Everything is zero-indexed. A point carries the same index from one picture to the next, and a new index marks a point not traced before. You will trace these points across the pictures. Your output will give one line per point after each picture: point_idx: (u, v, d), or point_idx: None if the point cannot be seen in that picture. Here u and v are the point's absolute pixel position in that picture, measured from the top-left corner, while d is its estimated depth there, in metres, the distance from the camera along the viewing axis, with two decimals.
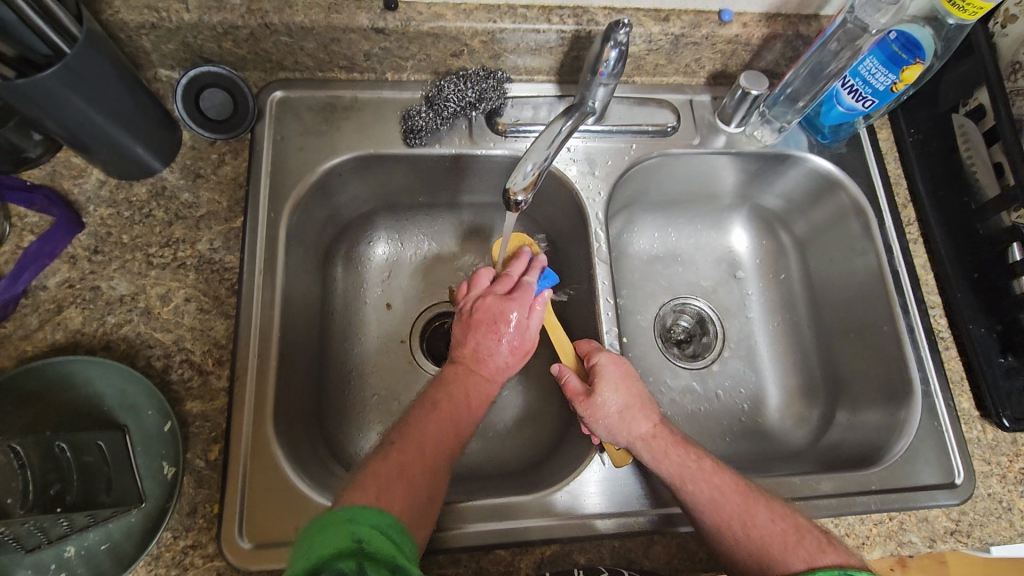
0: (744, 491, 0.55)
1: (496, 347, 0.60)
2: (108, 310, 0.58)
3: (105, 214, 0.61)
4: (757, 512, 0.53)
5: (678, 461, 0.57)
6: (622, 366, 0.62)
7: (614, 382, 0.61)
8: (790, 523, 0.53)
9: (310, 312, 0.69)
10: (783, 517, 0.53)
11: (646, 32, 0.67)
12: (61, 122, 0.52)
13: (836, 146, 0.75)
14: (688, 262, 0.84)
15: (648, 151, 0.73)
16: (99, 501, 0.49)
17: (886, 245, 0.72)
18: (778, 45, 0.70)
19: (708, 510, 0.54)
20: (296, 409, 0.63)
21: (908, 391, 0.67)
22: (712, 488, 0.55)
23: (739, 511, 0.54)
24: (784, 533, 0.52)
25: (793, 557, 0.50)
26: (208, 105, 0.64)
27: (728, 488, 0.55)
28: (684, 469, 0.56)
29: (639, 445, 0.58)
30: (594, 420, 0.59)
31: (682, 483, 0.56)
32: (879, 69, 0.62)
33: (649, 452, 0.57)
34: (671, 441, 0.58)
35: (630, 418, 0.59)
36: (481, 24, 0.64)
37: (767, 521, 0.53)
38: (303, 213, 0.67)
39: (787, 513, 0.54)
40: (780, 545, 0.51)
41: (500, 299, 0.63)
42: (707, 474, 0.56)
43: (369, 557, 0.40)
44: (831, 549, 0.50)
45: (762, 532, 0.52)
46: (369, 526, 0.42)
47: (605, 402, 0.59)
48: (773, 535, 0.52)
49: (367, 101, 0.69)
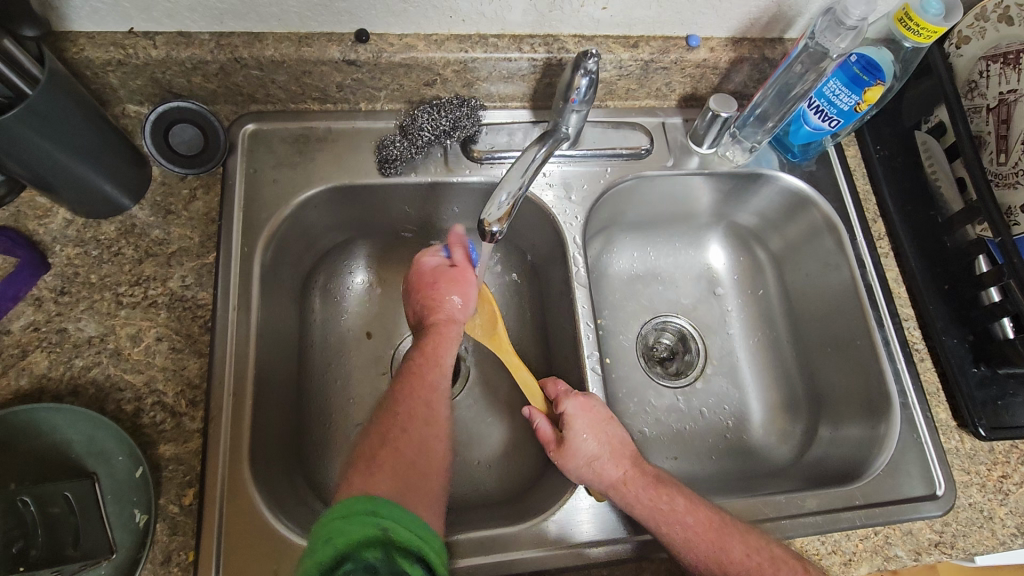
0: (719, 527, 0.55)
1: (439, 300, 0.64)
2: (76, 353, 0.56)
3: (72, 253, 0.60)
4: (733, 547, 0.54)
5: (650, 505, 0.56)
6: (592, 412, 0.61)
7: (584, 429, 0.60)
8: (766, 556, 0.53)
9: (287, 344, 0.67)
10: (758, 552, 0.53)
11: (616, 58, 0.68)
12: (25, 163, 0.51)
13: (806, 164, 0.76)
14: (667, 280, 0.84)
15: (624, 174, 0.73)
16: (66, 555, 0.47)
17: (858, 259, 0.73)
18: (745, 68, 0.71)
19: (683, 552, 0.54)
20: (274, 446, 0.61)
21: (887, 402, 0.68)
22: (687, 530, 0.54)
23: (716, 548, 0.53)
24: (760, 567, 0.52)
25: None
26: (178, 141, 0.63)
27: (702, 527, 0.55)
28: (657, 514, 0.55)
29: (612, 491, 0.57)
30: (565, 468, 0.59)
31: (657, 528, 0.55)
32: (842, 90, 0.64)
33: (621, 500, 0.57)
34: (644, 484, 0.57)
35: (602, 466, 0.58)
36: (452, 54, 0.64)
37: (744, 558, 0.53)
38: (278, 245, 0.66)
39: (762, 545, 0.54)
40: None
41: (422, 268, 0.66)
42: (681, 516, 0.55)
43: (397, 550, 0.41)
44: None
45: (740, 567, 0.53)
46: (395, 518, 0.43)
47: (575, 451, 0.59)
48: (750, 570, 0.52)
49: (341, 132, 0.69)
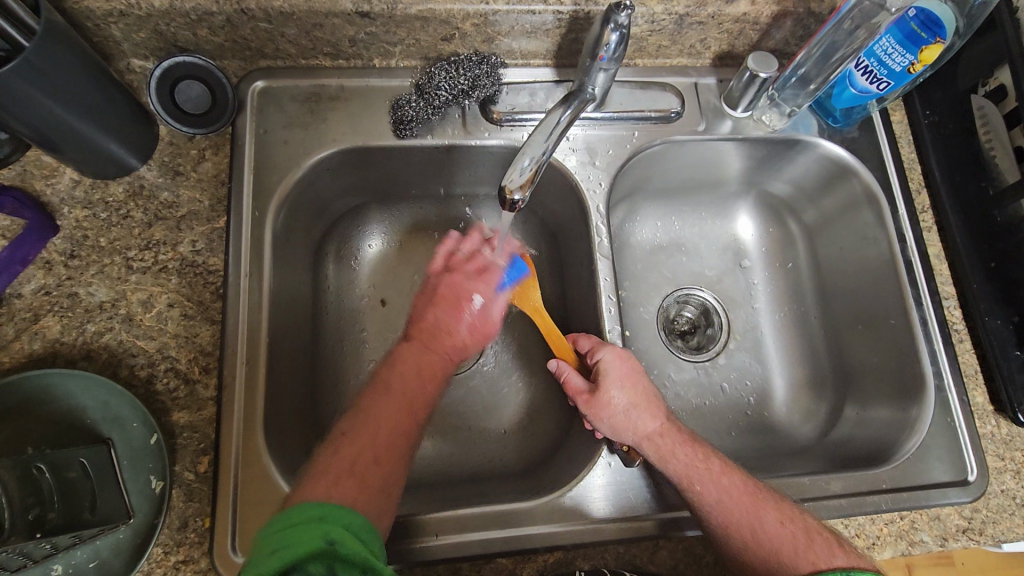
0: (752, 492, 0.54)
1: (452, 328, 0.59)
2: (87, 318, 0.55)
3: (80, 215, 0.58)
4: (766, 514, 0.52)
5: (684, 460, 0.55)
6: (628, 362, 0.59)
7: (620, 378, 0.58)
8: (799, 527, 0.52)
9: (301, 311, 0.66)
10: (792, 523, 0.52)
11: (649, 12, 0.63)
12: (28, 121, 0.49)
13: (847, 130, 0.71)
14: (692, 250, 0.81)
15: (652, 138, 0.69)
16: (83, 519, 0.47)
17: (898, 234, 0.69)
18: (789, 23, 0.66)
19: (713, 510, 0.53)
20: (289, 414, 0.61)
21: (921, 383, 0.65)
22: (720, 489, 0.54)
23: (749, 513, 0.52)
24: (793, 538, 0.51)
25: (802, 562, 0.49)
26: (184, 98, 0.61)
27: (734, 489, 0.54)
28: (692, 469, 0.54)
29: (644, 444, 0.56)
30: (597, 419, 0.57)
31: (690, 484, 0.54)
32: (895, 49, 0.60)
33: (654, 453, 0.55)
34: (678, 439, 0.56)
35: (637, 417, 0.57)
36: (472, 6, 0.60)
37: (776, 527, 0.51)
38: (290, 209, 0.64)
39: (796, 515, 0.53)
40: (790, 552, 0.50)
41: (470, 278, 0.63)
42: (714, 474, 0.54)
43: (340, 559, 0.38)
44: (841, 552, 0.50)
45: (771, 535, 0.51)
46: (341, 527, 0.41)
47: (611, 400, 0.57)
48: (782, 538, 0.51)
49: (353, 90, 0.66)
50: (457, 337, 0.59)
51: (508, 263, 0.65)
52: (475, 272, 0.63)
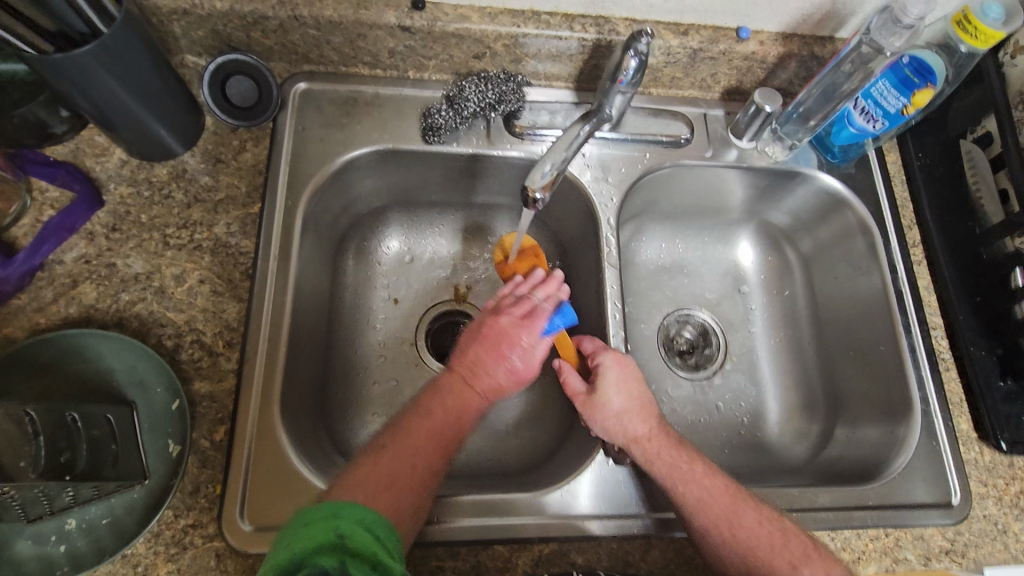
0: (733, 493, 0.56)
1: (491, 372, 0.58)
2: (123, 287, 0.58)
3: (124, 192, 0.62)
4: (745, 514, 0.55)
5: (669, 462, 0.57)
6: (626, 369, 0.63)
7: (617, 384, 0.62)
8: (776, 527, 0.54)
9: (320, 299, 0.69)
10: (770, 522, 0.54)
11: (665, 44, 0.68)
12: (92, 98, 0.53)
13: (845, 166, 0.76)
14: (694, 273, 0.85)
15: (661, 161, 0.74)
16: (104, 474, 0.49)
17: (890, 266, 0.73)
18: (793, 64, 0.71)
19: (696, 510, 0.55)
20: (302, 395, 0.63)
21: (908, 407, 0.68)
22: (701, 490, 0.56)
23: (728, 514, 0.54)
24: (770, 537, 0.53)
25: (777, 559, 0.52)
26: (234, 92, 0.65)
27: (717, 490, 0.56)
28: (675, 472, 0.57)
29: (633, 446, 0.59)
30: (592, 417, 0.61)
31: (674, 486, 0.56)
32: (890, 92, 0.64)
33: (642, 455, 0.58)
34: (666, 444, 0.59)
35: (628, 421, 0.60)
36: (505, 28, 0.65)
37: (756, 527, 0.54)
38: (319, 202, 0.68)
39: (774, 517, 0.55)
40: (767, 551, 0.53)
41: (518, 322, 0.61)
42: (697, 475, 0.56)
43: (351, 556, 0.40)
44: (814, 556, 0.52)
45: (749, 533, 0.54)
46: (352, 522, 0.42)
47: (606, 403, 0.61)
48: (760, 537, 0.53)
49: (387, 98, 0.70)
50: (493, 383, 0.58)
51: (555, 309, 0.64)
52: (522, 315, 0.62)
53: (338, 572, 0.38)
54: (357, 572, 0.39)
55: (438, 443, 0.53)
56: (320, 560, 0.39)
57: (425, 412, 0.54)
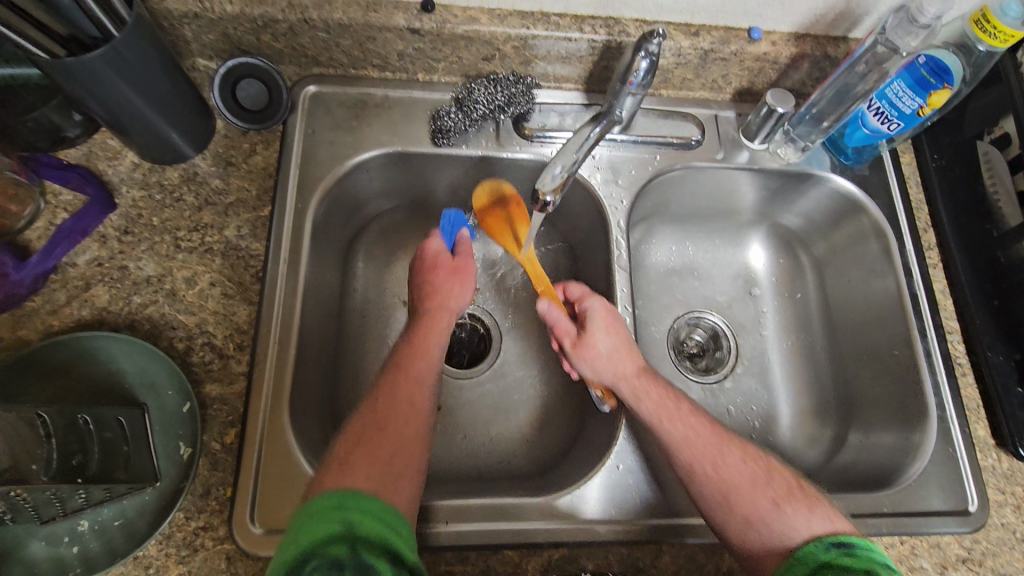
0: (719, 434, 0.58)
1: (438, 296, 0.65)
2: (134, 290, 0.59)
3: (136, 196, 0.62)
4: (730, 453, 0.56)
5: (655, 400, 0.59)
6: (611, 316, 0.63)
7: (605, 326, 0.63)
8: (760, 466, 0.56)
9: (330, 301, 0.69)
10: (753, 460, 0.56)
11: (676, 45, 0.68)
12: (103, 101, 0.53)
13: (858, 168, 0.75)
14: (704, 276, 0.84)
15: (672, 163, 0.73)
16: (116, 476, 0.49)
17: (906, 269, 0.72)
18: (806, 65, 0.71)
19: (681, 446, 0.56)
20: (312, 398, 0.63)
21: (924, 413, 0.67)
22: (687, 428, 0.57)
23: (713, 452, 0.56)
24: (754, 475, 0.55)
25: (762, 496, 0.54)
26: (244, 96, 0.65)
27: (702, 430, 0.57)
28: (661, 409, 0.58)
29: (621, 383, 0.61)
30: (580, 356, 0.63)
31: (660, 421, 0.58)
32: (906, 92, 0.63)
33: (630, 391, 0.60)
34: (652, 384, 0.60)
35: (617, 360, 0.62)
36: (514, 30, 0.65)
37: (739, 464, 0.56)
38: (329, 205, 0.68)
39: (757, 456, 0.57)
40: (749, 487, 0.54)
41: (426, 262, 0.67)
42: (683, 413, 0.58)
43: (362, 543, 0.40)
44: (799, 495, 0.54)
45: (733, 471, 0.55)
46: (358, 510, 0.42)
47: (595, 344, 0.62)
48: (745, 476, 0.55)
49: (396, 100, 0.70)
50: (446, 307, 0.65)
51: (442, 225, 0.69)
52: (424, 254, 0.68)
53: (354, 560, 0.38)
54: (375, 560, 0.38)
55: (414, 389, 0.55)
56: (332, 549, 0.38)
57: (395, 375, 0.56)
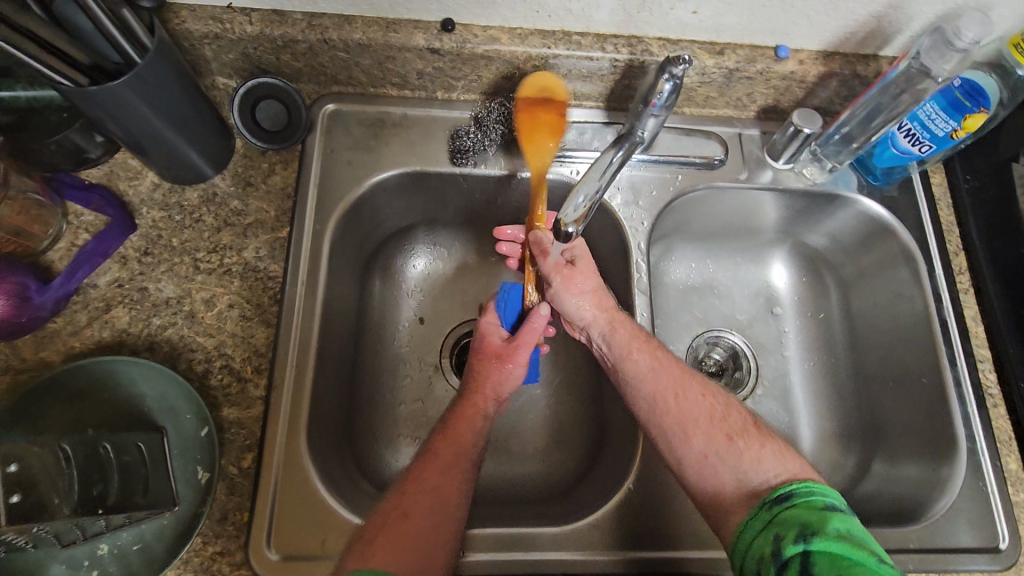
0: (685, 373, 0.59)
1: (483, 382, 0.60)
2: (154, 312, 0.59)
3: (156, 216, 0.62)
4: (690, 389, 0.57)
5: (626, 337, 0.61)
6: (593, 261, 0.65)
7: (589, 271, 0.64)
8: (720, 403, 0.57)
9: (347, 321, 0.69)
10: (713, 397, 0.57)
11: (701, 65, 0.66)
12: (123, 123, 0.53)
13: (887, 189, 0.73)
14: (724, 294, 0.82)
15: (694, 183, 0.72)
16: (135, 501, 0.50)
17: (934, 294, 0.70)
18: (834, 83, 0.69)
19: (644, 378, 0.58)
20: (329, 420, 0.63)
21: (953, 444, 0.65)
22: (654, 362, 0.59)
23: (675, 385, 0.57)
24: (711, 409, 0.56)
25: (716, 428, 0.54)
26: (263, 116, 0.65)
27: (668, 366, 0.59)
28: (630, 343, 0.60)
29: (596, 320, 0.62)
30: (568, 288, 0.63)
31: (629, 354, 0.60)
32: (939, 115, 0.61)
33: (608, 324, 0.62)
34: (625, 324, 0.62)
35: (596, 300, 0.63)
36: (535, 49, 0.64)
37: (698, 397, 0.57)
38: (346, 225, 0.67)
39: (719, 394, 0.58)
40: (706, 420, 0.55)
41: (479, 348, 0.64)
42: (650, 349, 0.60)
43: None
44: (754, 430, 0.54)
45: (693, 404, 0.56)
46: None
47: (577, 284, 0.63)
48: (702, 410, 0.56)
49: (415, 119, 0.70)
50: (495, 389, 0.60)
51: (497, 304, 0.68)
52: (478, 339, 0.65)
53: None
54: None
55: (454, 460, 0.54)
56: None
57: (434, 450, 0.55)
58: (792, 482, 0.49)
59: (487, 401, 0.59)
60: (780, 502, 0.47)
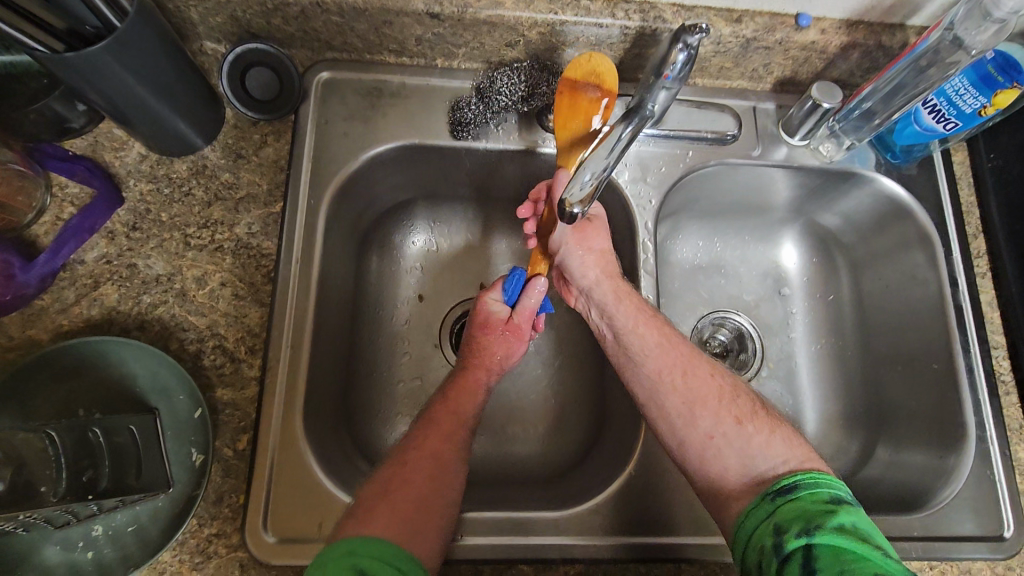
0: (693, 354, 0.58)
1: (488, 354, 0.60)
2: (144, 289, 0.57)
3: (144, 189, 0.60)
4: (699, 368, 0.57)
5: (633, 308, 0.60)
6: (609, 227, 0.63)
7: (602, 234, 0.63)
8: (730, 386, 0.56)
9: (344, 300, 0.67)
10: (722, 377, 0.56)
11: (716, 33, 0.62)
12: (104, 92, 0.50)
13: (906, 167, 0.70)
14: (731, 274, 0.80)
15: (705, 160, 0.69)
16: (128, 484, 0.48)
17: (950, 278, 0.68)
18: (856, 55, 0.65)
19: (649, 349, 0.58)
20: (326, 401, 0.62)
21: (960, 432, 0.64)
22: (661, 336, 0.58)
23: (682, 362, 0.57)
24: (721, 389, 0.55)
25: (725, 410, 0.54)
26: (253, 85, 0.62)
27: (676, 343, 0.58)
28: (638, 316, 0.59)
29: (603, 283, 0.61)
30: (574, 245, 0.62)
31: (635, 325, 0.59)
32: (968, 90, 0.59)
33: (613, 292, 0.61)
34: (632, 295, 0.61)
35: (605, 265, 0.62)
36: (541, 15, 0.60)
37: (707, 377, 0.56)
38: (342, 200, 0.65)
39: (730, 380, 0.57)
40: (715, 400, 0.54)
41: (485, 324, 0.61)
42: (658, 323, 0.59)
43: None
44: (763, 416, 0.54)
45: (701, 383, 0.55)
46: (368, 556, 0.42)
47: (589, 244, 0.62)
48: (711, 389, 0.55)
49: (414, 88, 0.66)
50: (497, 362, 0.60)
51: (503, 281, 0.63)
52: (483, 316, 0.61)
53: None
54: None
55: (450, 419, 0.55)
56: None
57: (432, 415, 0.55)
58: (797, 474, 0.48)
59: (487, 374, 0.59)
60: (784, 494, 0.46)
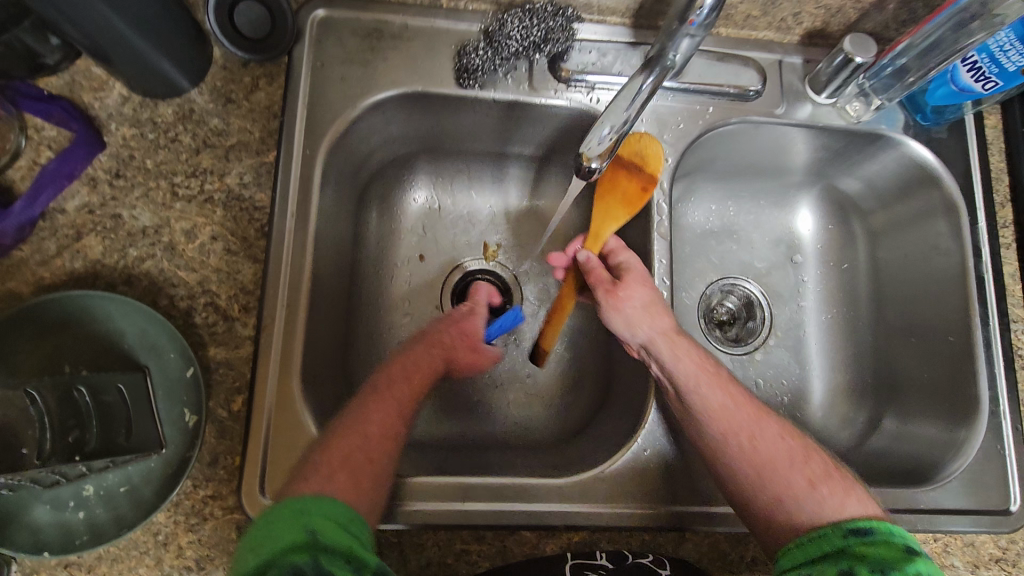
0: (756, 408, 0.55)
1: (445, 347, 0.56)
2: (130, 242, 0.54)
3: (127, 134, 0.56)
4: (765, 428, 0.54)
5: (692, 362, 0.55)
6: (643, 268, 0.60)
7: (642, 280, 0.58)
8: (798, 444, 0.54)
9: (342, 257, 0.64)
10: (790, 437, 0.54)
11: None
12: (81, 26, 0.46)
13: (936, 130, 0.66)
14: (743, 239, 0.77)
15: (726, 116, 0.65)
16: (118, 445, 0.46)
17: (974, 247, 0.65)
18: (894, 6, 0.61)
19: (712, 415, 0.54)
20: (325, 361, 0.60)
21: (971, 406, 0.63)
22: (724, 396, 0.54)
23: (748, 425, 0.54)
24: (789, 451, 0.53)
25: (797, 472, 0.51)
26: (243, 21, 0.57)
27: (740, 403, 0.55)
28: (699, 372, 0.55)
29: (659, 340, 0.56)
30: (615, 310, 0.57)
31: (697, 383, 0.54)
32: (1014, 45, 0.56)
33: (668, 345, 0.56)
34: (689, 346, 0.56)
35: (655, 313, 0.57)
36: None
37: (775, 439, 0.53)
38: (340, 151, 0.61)
39: (794, 434, 0.55)
40: (786, 462, 0.52)
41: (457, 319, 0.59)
42: (719, 379, 0.55)
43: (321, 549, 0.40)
44: (836, 475, 0.51)
45: (768, 446, 0.53)
46: (320, 516, 0.42)
47: (632, 295, 0.57)
48: (779, 452, 0.52)
49: (417, 31, 0.62)
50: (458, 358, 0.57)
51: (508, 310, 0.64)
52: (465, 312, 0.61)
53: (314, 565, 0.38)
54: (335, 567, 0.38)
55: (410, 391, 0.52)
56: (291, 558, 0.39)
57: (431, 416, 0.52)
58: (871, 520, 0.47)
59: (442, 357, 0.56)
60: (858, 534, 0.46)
